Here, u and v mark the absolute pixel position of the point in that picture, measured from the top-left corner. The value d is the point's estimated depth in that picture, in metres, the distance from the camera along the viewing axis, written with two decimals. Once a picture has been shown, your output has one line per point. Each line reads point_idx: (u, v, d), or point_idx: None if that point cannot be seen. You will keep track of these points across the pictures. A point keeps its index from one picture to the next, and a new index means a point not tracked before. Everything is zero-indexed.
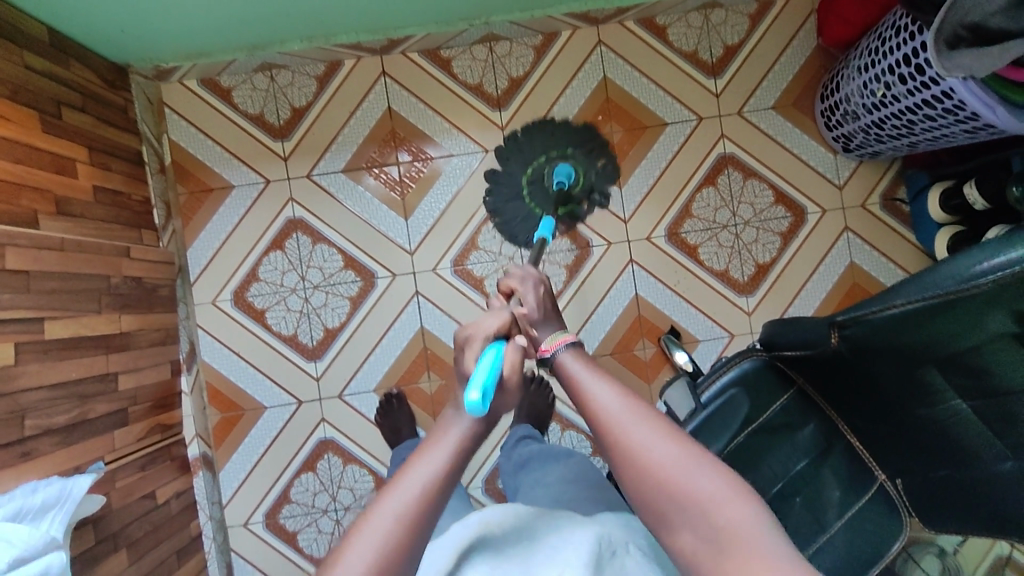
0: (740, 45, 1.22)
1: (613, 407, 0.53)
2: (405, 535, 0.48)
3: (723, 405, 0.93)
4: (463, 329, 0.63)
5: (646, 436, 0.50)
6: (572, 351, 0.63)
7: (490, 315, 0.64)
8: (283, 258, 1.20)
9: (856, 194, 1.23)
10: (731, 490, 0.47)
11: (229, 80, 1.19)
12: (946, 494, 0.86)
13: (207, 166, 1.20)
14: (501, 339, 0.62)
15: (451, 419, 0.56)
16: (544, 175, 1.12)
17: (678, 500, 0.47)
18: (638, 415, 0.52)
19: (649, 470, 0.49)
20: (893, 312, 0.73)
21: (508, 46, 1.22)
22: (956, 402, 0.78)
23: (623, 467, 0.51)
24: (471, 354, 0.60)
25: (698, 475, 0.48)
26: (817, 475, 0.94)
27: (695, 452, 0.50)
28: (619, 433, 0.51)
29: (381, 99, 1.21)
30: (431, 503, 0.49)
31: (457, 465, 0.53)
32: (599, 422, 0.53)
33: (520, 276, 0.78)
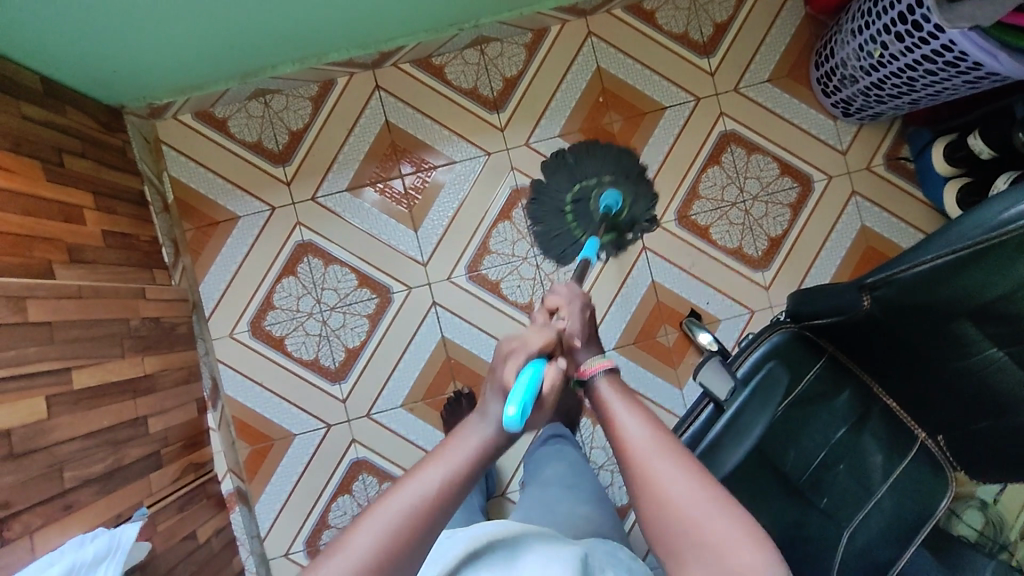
0: (729, 22, 1.22)
1: (644, 441, 0.59)
2: (420, 522, 0.49)
3: (761, 380, 0.91)
4: (508, 340, 0.65)
5: (669, 470, 0.56)
6: (607, 377, 0.70)
7: (536, 330, 0.68)
8: (296, 283, 1.19)
9: (860, 157, 1.23)
10: (746, 538, 0.51)
11: (224, 111, 1.19)
12: (989, 447, 0.86)
13: (211, 200, 1.19)
14: (542, 358, 0.63)
15: (482, 423, 0.58)
16: (589, 201, 1.11)
17: (697, 541, 0.52)
18: (664, 450, 0.58)
19: (671, 504, 0.54)
20: (923, 269, 0.72)
21: (499, 47, 1.21)
22: (991, 350, 0.78)
23: (645, 497, 0.56)
24: (511, 367, 0.61)
25: (720, 520, 0.53)
26: (858, 441, 0.93)
27: (718, 496, 0.54)
28: (646, 466, 0.57)
29: (378, 113, 1.20)
30: (443, 501, 0.51)
31: (485, 458, 0.56)
32: (628, 451, 0.59)
33: (568, 296, 0.87)
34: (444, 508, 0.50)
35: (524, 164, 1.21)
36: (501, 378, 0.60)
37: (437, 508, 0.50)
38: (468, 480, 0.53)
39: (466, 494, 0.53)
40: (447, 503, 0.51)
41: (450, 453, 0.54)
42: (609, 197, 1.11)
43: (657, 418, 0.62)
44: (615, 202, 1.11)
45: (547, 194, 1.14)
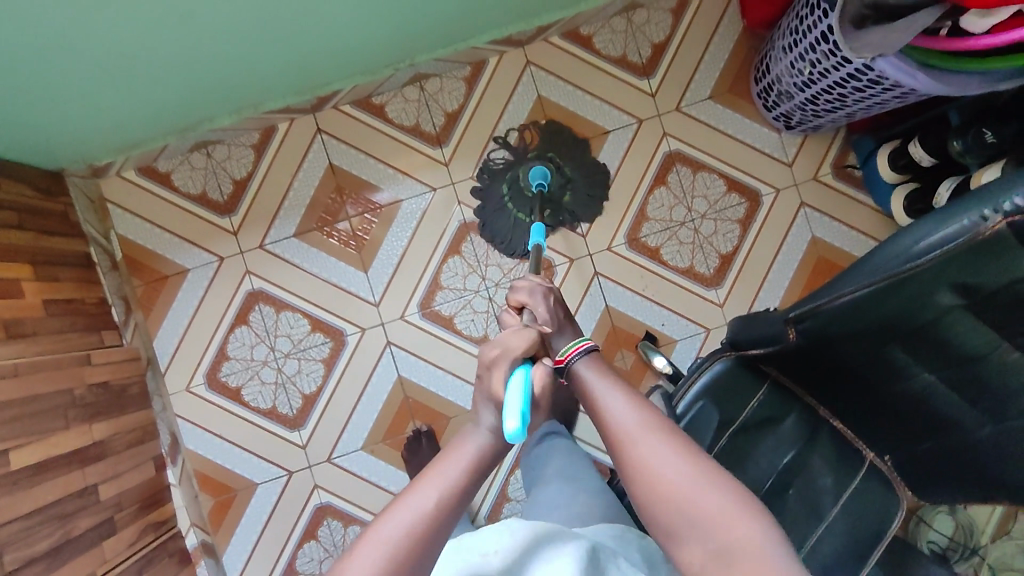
0: (667, 41, 1.21)
1: (629, 420, 0.56)
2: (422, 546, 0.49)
3: (696, 418, 0.92)
4: (488, 348, 0.65)
5: (654, 447, 0.54)
6: (586, 360, 0.66)
7: (512, 333, 0.65)
8: (249, 331, 1.19)
9: (806, 168, 1.22)
10: (740, 506, 0.49)
11: (166, 164, 1.18)
12: (933, 467, 0.86)
13: (158, 255, 1.19)
14: (525, 363, 0.64)
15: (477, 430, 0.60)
16: (520, 180, 1.16)
17: (687, 515, 0.50)
18: (648, 427, 0.55)
19: (661, 482, 0.52)
20: (842, 301, 0.72)
21: (438, 82, 1.21)
22: (924, 375, 0.78)
23: (635, 477, 0.53)
24: (500, 373, 0.63)
25: (708, 492, 0.50)
26: (806, 462, 0.94)
27: (709, 469, 0.52)
28: (632, 446, 0.54)
29: (321, 156, 1.20)
30: (443, 522, 0.51)
31: (482, 467, 0.56)
32: (614, 435, 0.56)
33: (529, 288, 0.78)
34: (444, 527, 0.50)
35: (470, 199, 1.21)
36: (490, 387, 0.62)
37: (434, 527, 0.50)
38: (465, 491, 0.53)
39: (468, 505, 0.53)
40: (439, 522, 0.50)
41: (434, 472, 0.53)
42: (537, 172, 1.14)
43: (638, 394, 0.60)
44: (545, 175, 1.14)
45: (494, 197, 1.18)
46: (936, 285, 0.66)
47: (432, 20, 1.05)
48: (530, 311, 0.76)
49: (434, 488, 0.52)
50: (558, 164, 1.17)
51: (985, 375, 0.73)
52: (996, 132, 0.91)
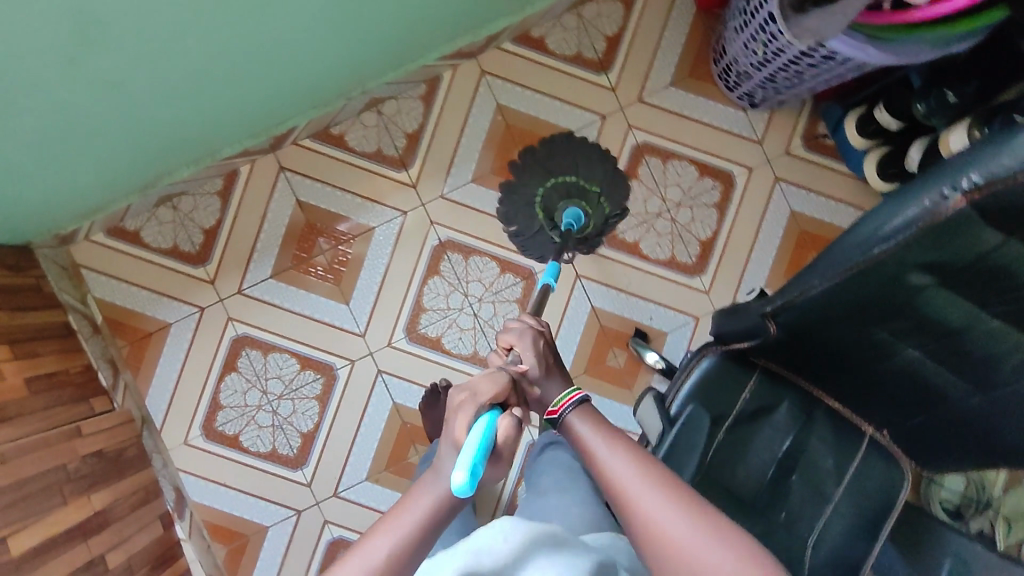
0: (620, 33, 1.20)
1: (630, 476, 0.59)
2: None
3: (686, 423, 0.91)
4: (457, 393, 0.68)
5: (660, 507, 0.56)
6: (579, 410, 0.69)
7: (483, 382, 0.69)
8: (240, 378, 1.19)
9: (777, 143, 1.20)
10: (751, 568, 0.52)
11: (135, 222, 1.18)
12: (931, 438, 0.84)
13: (139, 313, 1.19)
14: (492, 410, 0.65)
15: (436, 480, 0.61)
16: (555, 215, 1.09)
17: None
18: (650, 483, 0.58)
19: (673, 545, 0.54)
20: (815, 291, 0.71)
21: (395, 104, 1.20)
22: (908, 350, 0.76)
23: (644, 541, 0.56)
24: (465, 419, 0.64)
25: (721, 554, 0.53)
26: (806, 446, 0.93)
27: (716, 528, 0.55)
28: (638, 504, 0.57)
29: (287, 194, 1.19)
30: (399, 565, 0.55)
31: (439, 519, 0.59)
32: (617, 493, 0.59)
33: (520, 332, 0.83)
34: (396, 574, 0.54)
35: (442, 217, 1.20)
36: (454, 434, 0.64)
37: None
38: (422, 540, 0.57)
39: (423, 555, 0.56)
40: (396, 569, 0.55)
41: (397, 515, 0.57)
42: (571, 213, 1.07)
43: (618, 431, 0.66)
44: (578, 218, 1.08)
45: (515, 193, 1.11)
46: (906, 268, 0.65)
47: (378, 44, 1.03)
48: (518, 355, 0.80)
49: (392, 539, 0.55)
50: (593, 206, 1.10)
51: (968, 345, 0.72)
52: (957, 91, 0.89)
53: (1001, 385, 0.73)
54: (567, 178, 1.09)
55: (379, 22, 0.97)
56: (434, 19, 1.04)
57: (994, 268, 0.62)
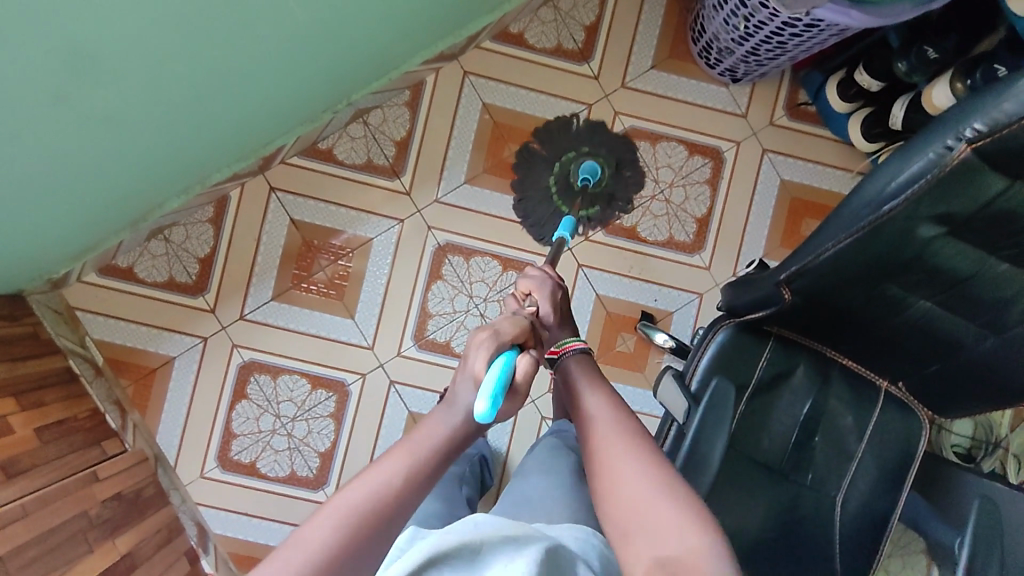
0: (598, 21, 1.20)
1: (605, 423, 0.65)
2: (393, 506, 0.51)
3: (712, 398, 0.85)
4: (480, 331, 0.68)
5: (621, 452, 0.61)
6: (578, 359, 0.76)
7: (507, 322, 0.70)
8: (251, 405, 1.17)
9: (761, 115, 1.22)
10: (688, 518, 0.54)
11: (127, 258, 1.16)
12: (949, 386, 0.86)
13: (141, 350, 1.17)
14: (513, 348, 0.67)
15: (450, 411, 0.61)
16: (570, 171, 1.15)
17: (639, 519, 0.55)
18: (620, 433, 0.64)
19: (623, 482, 0.59)
20: (824, 256, 0.72)
21: (380, 113, 1.19)
22: (920, 302, 0.78)
23: (601, 473, 0.61)
24: (485, 355, 0.65)
25: (663, 502, 0.56)
26: (826, 408, 0.94)
27: (668, 482, 0.58)
28: (604, 445, 0.63)
29: (281, 213, 1.18)
30: (412, 486, 0.53)
31: (453, 444, 0.59)
32: (589, 434, 0.65)
33: (538, 280, 0.89)
34: (413, 491, 0.52)
35: (438, 221, 1.20)
36: (473, 367, 0.64)
37: (404, 499, 0.52)
38: (437, 463, 0.56)
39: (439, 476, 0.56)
40: (407, 491, 0.53)
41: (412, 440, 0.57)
42: (588, 168, 1.14)
43: (624, 406, 0.69)
44: (595, 173, 1.14)
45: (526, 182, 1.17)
46: (916, 222, 0.66)
47: (360, 53, 1.03)
48: (532, 300, 0.86)
49: (408, 460, 0.54)
50: (607, 164, 1.17)
51: (978, 290, 0.74)
52: (936, 47, 0.92)
53: (1013, 326, 0.75)
54: (572, 155, 1.15)
55: (359, 30, 0.97)
56: (413, 22, 1.03)
57: (1000, 216, 0.64)
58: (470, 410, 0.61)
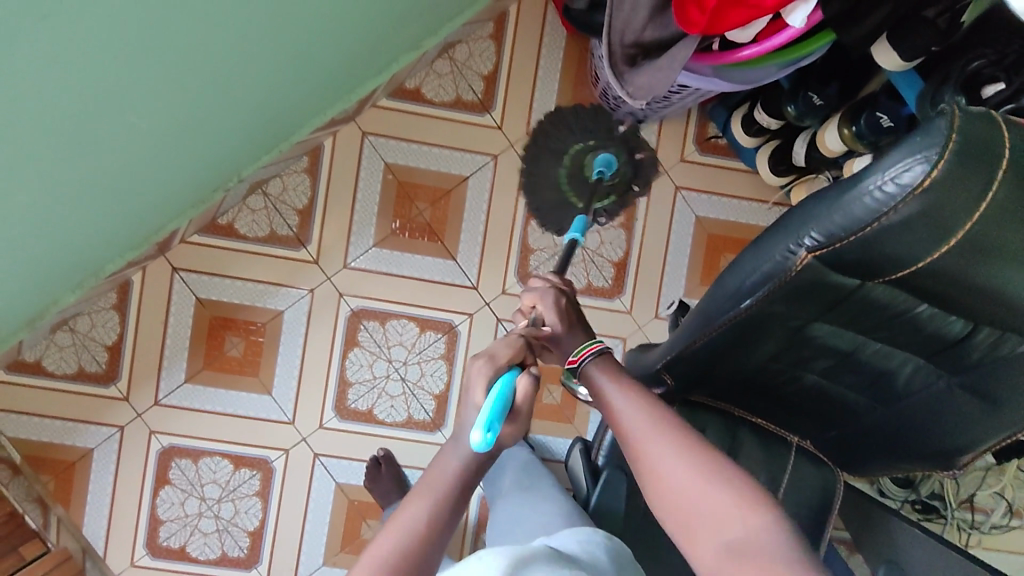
0: (495, 70, 1.17)
1: (640, 418, 0.58)
2: (412, 558, 0.50)
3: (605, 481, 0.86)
4: (473, 359, 0.60)
5: (663, 449, 0.55)
6: (598, 361, 0.65)
7: (500, 343, 0.61)
8: (175, 490, 1.16)
9: (671, 152, 1.19)
10: (748, 504, 0.51)
11: (33, 353, 1.13)
12: (845, 451, 0.85)
13: (57, 443, 1.15)
14: (513, 370, 0.59)
15: (458, 445, 0.57)
16: (585, 160, 1.04)
17: (700, 514, 0.52)
18: (656, 426, 0.57)
19: (670, 486, 0.54)
20: (695, 346, 0.70)
21: (279, 183, 1.16)
22: (807, 376, 0.76)
23: (646, 476, 0.56)
24: (481, 388, 0.57)
25: (716, 487, 0.53)
26: (738, 469, 0.87)
27: (717, 464, 0.54)
28: (642, 446, 0.57)
29: (187, 293, 1.15)
30: (429, 537, 0.51)
31: (468, 483, 0.55)
32: (626, 437, 0.58)
33: (541, 290, 0.73)
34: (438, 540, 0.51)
35: (350, 288, 1.17)
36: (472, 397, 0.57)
37: (429, 542, 0.51)
38: (456, 503, 0.54)
39: (456, 522, 0.53)
40: (431, 538, 0.51)
41: (432, 479, 0.54)
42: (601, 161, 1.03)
43: (652, 394, 0.61)
44: (609, 167, 1.04)
45: (538, 175, 1.05)
46: (775, 318, 0.64)
47: (237, 132, 1.00)
48: (537, 314, 0.71)
49: (423, 508, 0.52)
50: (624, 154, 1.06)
51: (856, 366, 0.72)
52: (820, 94, 0.88)
53: (900, 399, 0.73)
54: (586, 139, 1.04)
55: (228, 112, 0.94)
56: (289, 96, 1.00)
57: (862, 304, 0.61)
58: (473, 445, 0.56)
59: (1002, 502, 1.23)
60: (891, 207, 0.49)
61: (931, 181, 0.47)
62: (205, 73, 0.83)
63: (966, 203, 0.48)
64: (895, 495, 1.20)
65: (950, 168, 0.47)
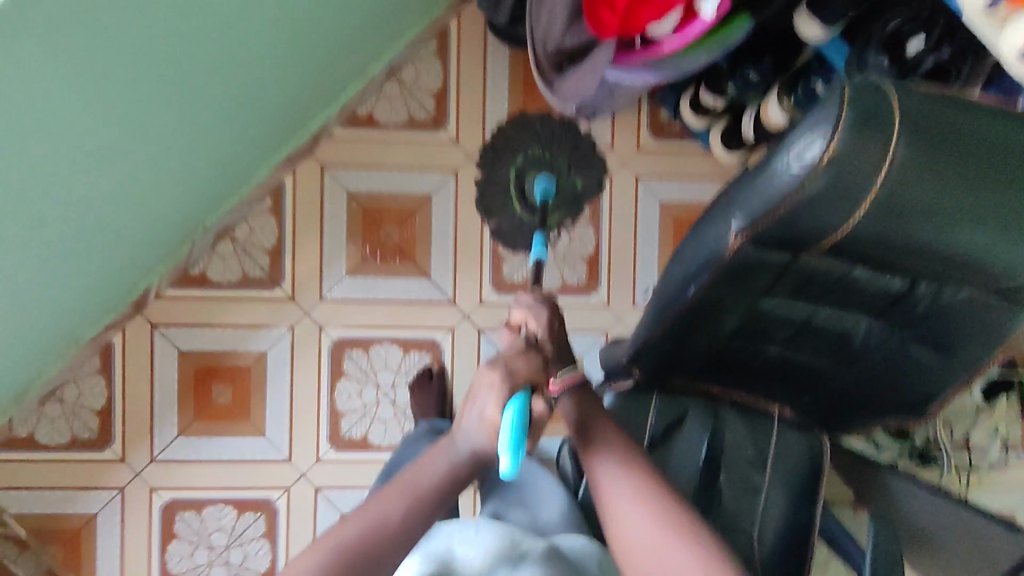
0: (444, 85, 1.18)
1: (615, 471, 0.60)
2: (367, 545, 0.55)
3: None
4: (486, 373, 0.61)
5: (630, 506, 0.57)
6: (575, 393, 0.67)
7: (519, 357, 0.62)
8: (182, 542, 1.17)
9: (627, 143, 1.21)
10: (705, 564, 0.53)
11: (25, 427, 1.14)
12: (824, 415, 0.86)
13: (60, 513, 1.15)
14: (524, 391, 0.61)
15: (456, 445, 0.62)
16: (525, 181, 1.06)
17: (659, 570, 0.54)
18: (630, 481, 0.59)
19: (633, 539, 0.56)
20: (658, 334, 0.74)
21: (246, 226, 1.16)
22: (771, 350, 0.78)
23: (612, 529, 0.58)
24: (493, 406, 0.59)
25: (675, 547, 0.54)
26: (723, 446, 0.92)
27: (679, 524, 0.56)
28: (612, 500, 0.59)
29: (169, 347, 1.16)
30: (392, 527, 0.56)
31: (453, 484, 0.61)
32: (599, 488, 0.60)
33: (532, 306, 0.76)
34: (403, 532, 0.56)
35: (329, 319, 1.18)
36: (483, 410, 0.60)
37: (393, 534, 0.56)
38: (432, 503, 0.59)
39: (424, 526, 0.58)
40: (396, 529, 0.56)
41: (416, 475, 0.60)
42: (541, 184, 1.03)
43: (630, 443, 0.63)
44: (550, 188, 1.04)
45: (490, 181, 1.06)
46: (725, 298, 0.66)
47: (192, 183, 1.00)
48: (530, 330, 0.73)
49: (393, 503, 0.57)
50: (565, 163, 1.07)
51: (817, 333, 0.73)
52: (756, 69, 0.90)
53: (863, 358, 0.74)
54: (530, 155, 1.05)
55: (178, 167, 0.94)
56: (238, 140, 1.01)
57: (801, 276, 0.63)
58: (473, 449, 0.61)
59: (998, 439, 1.24)
60: (799, 185, 0.51)
61: (830, 157, 0.49)
62: (148, 132, 0.83)
63: (869, 173, 0.49)
64: (891, 448, 1.22)
65: (849, 141, 0.48)
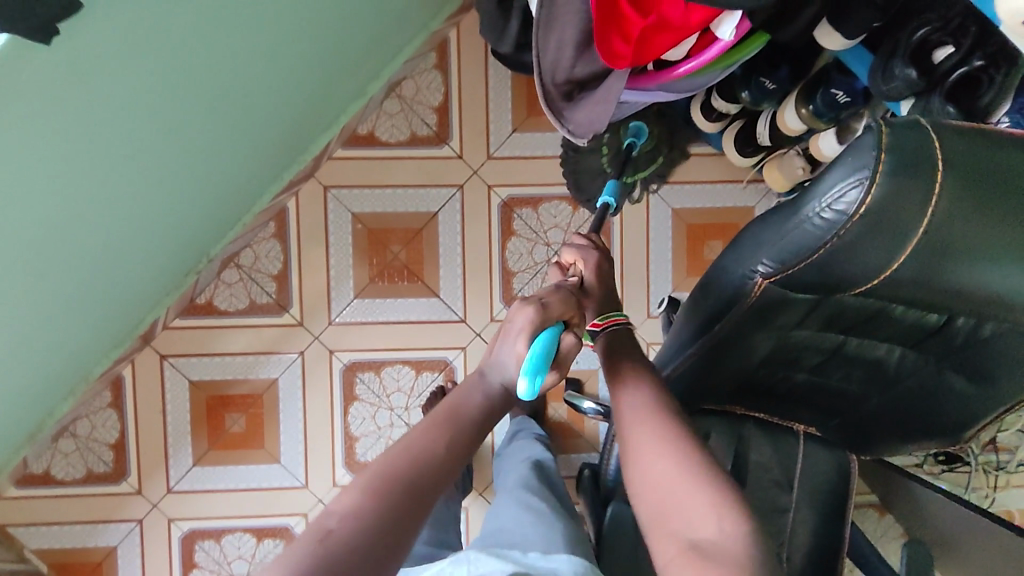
0: (446, 99, 1.14)
1: (645, 402, 0.52)
2: (407, 476, 0.44)
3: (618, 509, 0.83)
4: (519, 310, 0.56)
5: (655, 435, 0.50)
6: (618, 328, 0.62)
7: (553, 295, 0.58)
8: (203, 571, 1.16)
9: None
10: (729, 510, 0.44)
11: (40, 464, 1.14)
12: (851, 437, 0.84)
13: (80, 546, 1.15)
14: (558, 325, 0.55)
15: (489, 380, 0.54)
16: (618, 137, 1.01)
17: (673, 508, 0.46)
18: (657, 411, 0.52)
19: (652, 474, 0.48)
20: (679, 367, 0.71)
21: (250, 253, 1.15)
22: (798, 377, 0.75)
23: (631, 465, 0.50)
24: (523, 339, 0.53)
25: (696, 485, 0.46)
26: (749, 462, 0.86)
27: (704, 463, 0.48)
28: (636, 433, 0.51)
29: (180, 378, 1.15)
30: (434, 463, 0.46)
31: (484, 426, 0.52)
32: (623, 421, 0.52)
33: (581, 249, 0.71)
34: (447, 472, 0.46)
35: (339, 343, 1.16)
36: (515, 345, 0.53)
37: (434, 474, 0.46)
38: (468, 440, 0.50)
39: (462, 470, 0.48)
40: (435, 468, 0.46)
41: (450, 410, 0.51)
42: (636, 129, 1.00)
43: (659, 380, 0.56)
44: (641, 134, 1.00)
45: None
46: (751, 334, 0.63)
47: (191, 216, 0.98)
48: (576, 271, 0.68)
49: (432, 437, 0.48)
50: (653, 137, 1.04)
51: (849, 360, 0.71)
52: (772, 77, 0.85)
53: (897, 382, 0.72)
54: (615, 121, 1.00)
55: (174, 203, 0.92)
56: (234, 168, 0.98)
57: (834, 311, 0.60)
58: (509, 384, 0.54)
59: None
60: (834, 233, 0.48)
61: (867, 207, 0.46)
62: (139, 172, 0.81)
63: (909, 220, 0.46)
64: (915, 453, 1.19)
65: (886, 190, 0.45)
